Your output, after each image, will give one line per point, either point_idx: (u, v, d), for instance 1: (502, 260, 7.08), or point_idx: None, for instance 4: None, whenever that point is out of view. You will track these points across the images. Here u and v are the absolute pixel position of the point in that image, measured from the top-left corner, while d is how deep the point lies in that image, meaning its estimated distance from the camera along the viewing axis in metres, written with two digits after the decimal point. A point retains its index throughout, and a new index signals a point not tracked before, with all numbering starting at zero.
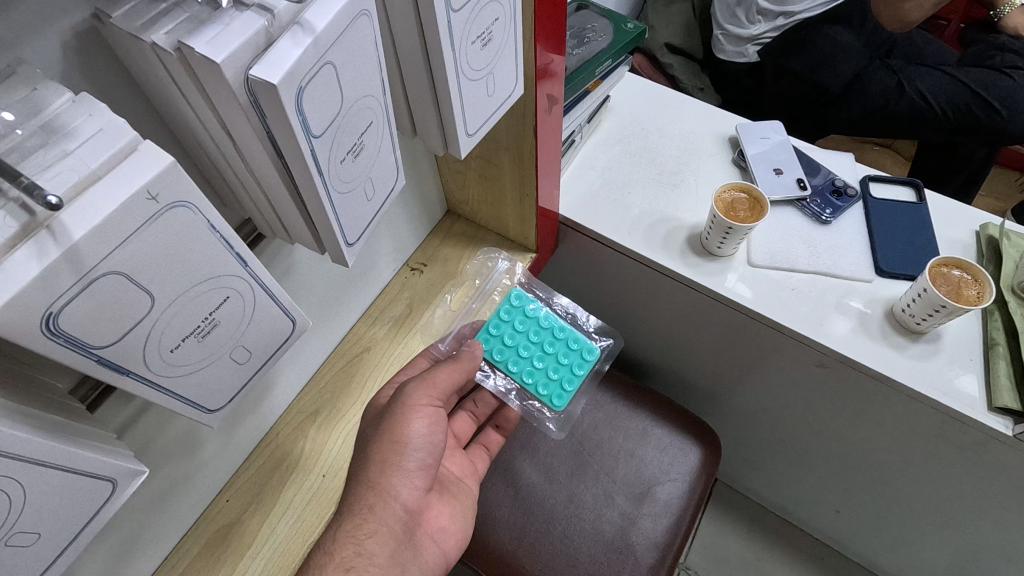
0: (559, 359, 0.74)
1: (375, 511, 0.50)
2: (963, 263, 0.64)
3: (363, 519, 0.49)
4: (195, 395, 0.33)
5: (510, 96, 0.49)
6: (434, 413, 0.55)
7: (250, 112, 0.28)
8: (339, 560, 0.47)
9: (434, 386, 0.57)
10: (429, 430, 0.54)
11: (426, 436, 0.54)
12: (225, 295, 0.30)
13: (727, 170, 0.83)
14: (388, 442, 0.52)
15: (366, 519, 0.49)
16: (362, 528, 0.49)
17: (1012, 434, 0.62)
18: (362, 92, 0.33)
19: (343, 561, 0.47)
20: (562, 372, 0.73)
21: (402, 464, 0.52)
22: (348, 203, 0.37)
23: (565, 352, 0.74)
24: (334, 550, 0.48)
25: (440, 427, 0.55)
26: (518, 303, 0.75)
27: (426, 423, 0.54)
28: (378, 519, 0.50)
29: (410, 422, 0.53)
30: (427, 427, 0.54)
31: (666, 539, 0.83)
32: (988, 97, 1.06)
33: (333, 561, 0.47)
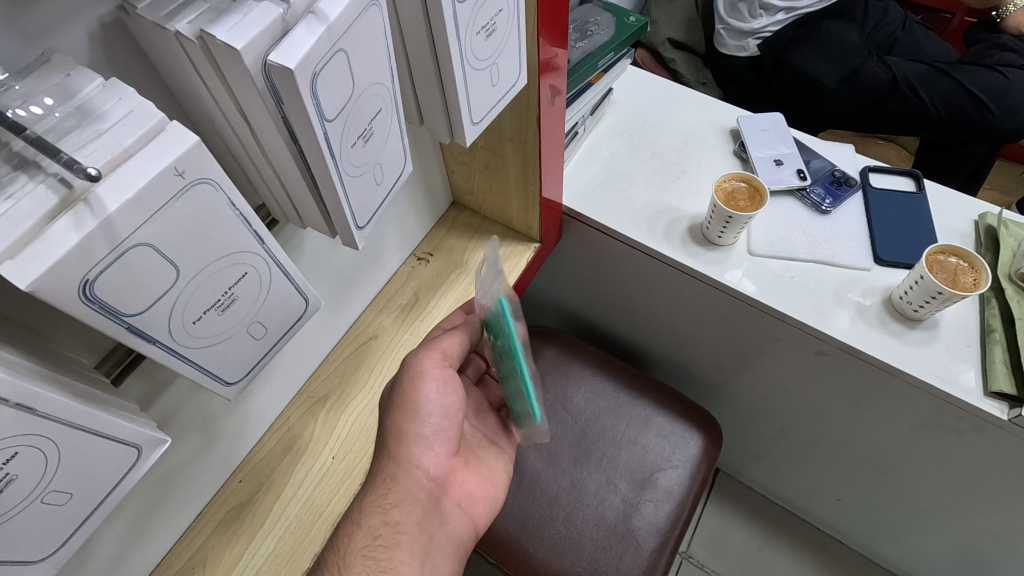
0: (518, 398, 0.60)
1: (399, 480, 0.52)
2: (960, 251, 0.65)
3: (388, 489, 0.51)
4: (214, 368, 0.35)
5: (514, 86, 0.50)
6: (445, 375, 0.55)
7: (267, 96, 0.30)
8: (367, 528, 0.50)
9: (440, 348, 0.56)
10: (441, 395, 0.54)
11: (436, 401, 0.54)
12: (243, 271, 0.32)
13: (728, 161, 0.84)
14: (400, 411, 0.53)
15: (391, 488, 0.52)
16: (387, 497, 0.51)
17: (1007, 418, 0.63)
18: (372, 79, 0.35)
19: (370, 530, 0.50)
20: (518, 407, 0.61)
21: (418, 433, 0.53)
22: (358, 187, 0.39)
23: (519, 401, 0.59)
24: (360, 519, 0.51)
25: (451, 389, 0.55)
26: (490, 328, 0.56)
27: (436, 387, 0.54)
28: (402, 487, 0.52)
29: (420, 390, 0.54)
30: (438, 392, 0.54)
31: (668, 525, 0.85)
32: (982, 94, 1.07)
33: (361, 530, 0.50)
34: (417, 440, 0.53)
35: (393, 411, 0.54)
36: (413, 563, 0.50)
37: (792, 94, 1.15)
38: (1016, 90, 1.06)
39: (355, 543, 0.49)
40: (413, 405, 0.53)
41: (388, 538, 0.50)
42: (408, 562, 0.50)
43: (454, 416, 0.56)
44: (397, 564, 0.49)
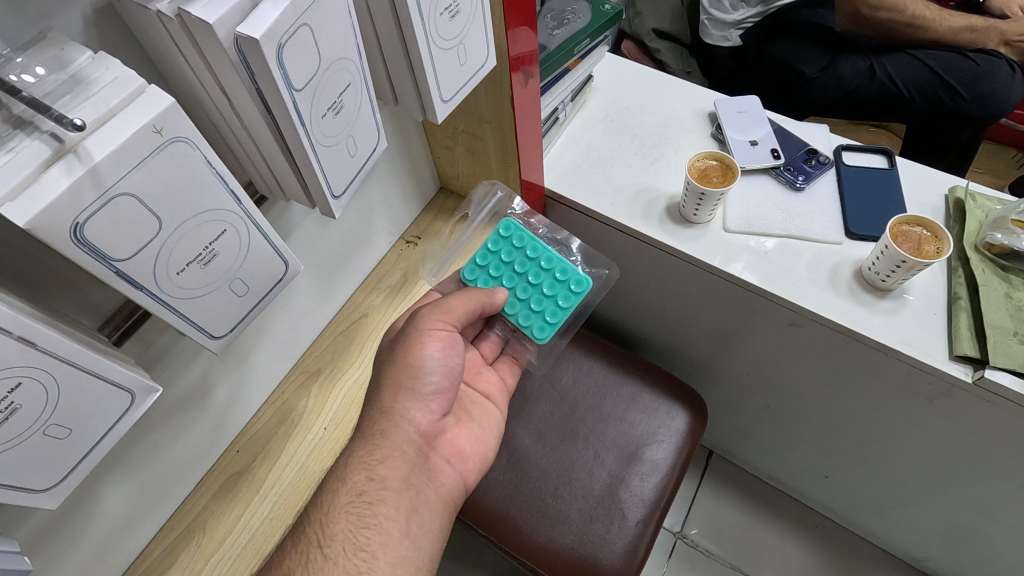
0: (544, 292, 0.69)
1: (388, 436, 0.56)
2: (924, 221, 0.68)
3: (375, 445, 0.55)
4: (201, 320, 0.39)
5: (482, 67, 0.53)
6: (451, 338, 0.60)
7: (240, 68, 0.33)
8: (352, 483, 0.53)
9: (450, 311, 0.61)
10: (444, 354, 0.59)
11: (439, 358, 0.59)
12: (222, 228, 0.36)
13: (706, 143, 0.87)
14: (405, 365, 0.58)
15: (379, 445, 0.55)
16: (375, 453, 0.55)
17: (971, 380, 0.65)
18: (337, 54, 0.38)
19: (356, 484, 0.53)
20: (545, 304, 0.68)
21: (413, 388, 0.58)
22: (331, 155, 0.42)
23: (550, 284, 0.69)
24: (346, 474, 0.54)
25: (457, 350, 0.60)
26: (506, 231, 0.71)
27: (441, 346, 0.59)
28: (391, 444, 0.55)
29: (424, 345, 0.58)
30: (441, 350, 0.59)
31: (653, 497, 0.87)
32: (952, 81, 1.07)
33: (346, 486, 0.53)
34: (405, 397, 0.58)
35: (396, 365, 0.59)
36: (399, 517, 0.53)
37: (774, 82, 1.18)
38: (987, 76, 1.07)
39: (339, 498, 0.53)
40: (419, 359, 0.58)
41: (374, 492, 0.53)
42: (394, 518, 0.53)
43: (454, 377, 0.60)
44: (381, 519, 0.52)
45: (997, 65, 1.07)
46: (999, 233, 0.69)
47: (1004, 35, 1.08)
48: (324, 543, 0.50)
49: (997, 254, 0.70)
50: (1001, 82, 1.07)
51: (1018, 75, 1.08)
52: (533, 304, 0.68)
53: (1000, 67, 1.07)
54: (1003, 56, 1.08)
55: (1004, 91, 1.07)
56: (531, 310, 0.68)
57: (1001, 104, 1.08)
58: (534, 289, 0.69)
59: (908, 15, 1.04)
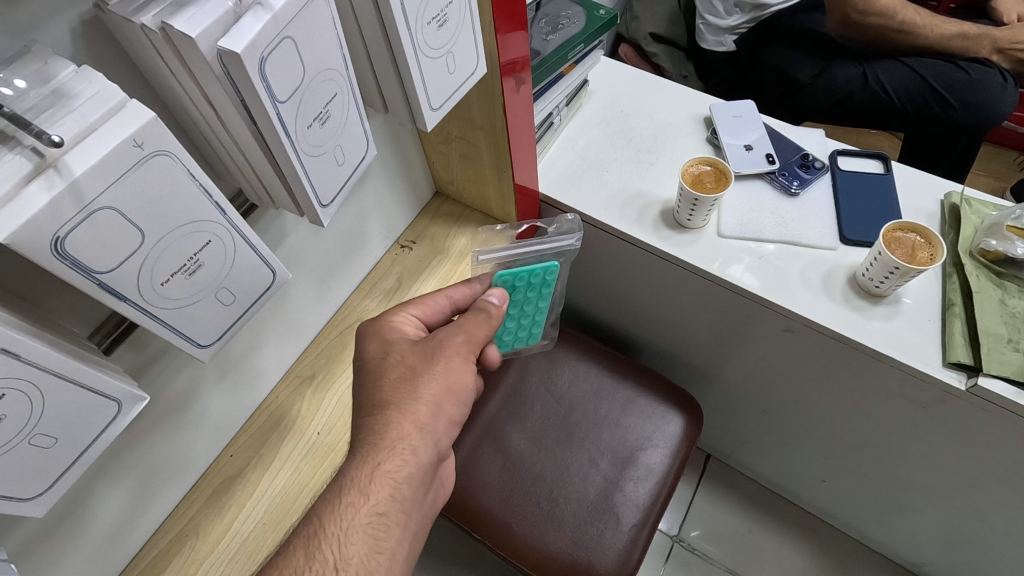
0: (515, 327, 0.76)
1: (417, 455, 0.53)
2: (917, 227, 0.67)
3: (402, 464, 0.52)
4: (187, 329, 0.39)
5: (472, 74, 0.54)
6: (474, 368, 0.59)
7: (224, 81, 0.34)
8: (373, 501, 0.51)
9: (471, 337, 0.59)
10: (472, 385, 0.58)
11: (470, 387, 0.58)
12: (207, 239, 0.36)
13: (701, 148, 0.87)
14: (443, 388, 0.55)
15: (406, 464, 0.52)
16: (400, 471, 0.52)
17: (964, 387, 0.65)
18: (323, 65, 0.38)
19: (377, 504, 0.51)
20: (506, 335, 0.77)
21: (445, 409, 0.55)
22: (318, 165, 0.43)
23: (523, 324, 0.76)
24: (371, 490, 0.51)
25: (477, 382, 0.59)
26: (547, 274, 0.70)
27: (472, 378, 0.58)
28: (417, 464, 0.53)
29: (459, 374, 0.57)
30: (470, 382, 0.58)
31: (648, 503, 0.87)
32: (943, 90, 1.07)
33: (370, 503, 0.50)
34: (435, 414, 0.54)
35: (432, 381, 0.55)
36: (405, 541, 0.52)
37: (769, 88, 1.17)
38: (978, 86, 1.07)
39: (359, 515, 0.50)
40: (455, 386, 0.56)
41: (392, 514, 0.51)
42: (401, 541, 0.52)
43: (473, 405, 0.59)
44: (392, 542, 0.51)
45: (989, 75, 1.07)
46: (994, 239, 0.69)
47: (996, 43, 1.07)
48: (342, 564, 0.48)
49: (992, 260, 0.69)
50: (993, 91, 1.07)
51: (1010, 85, 1.08)
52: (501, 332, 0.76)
53: (992, 76, 1.07)
54: (995, 65, 1.08)
55: (996, 101, 1.07)
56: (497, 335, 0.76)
57: (994, 112, 1.08)
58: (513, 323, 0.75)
59: (898, 22, 1.03)
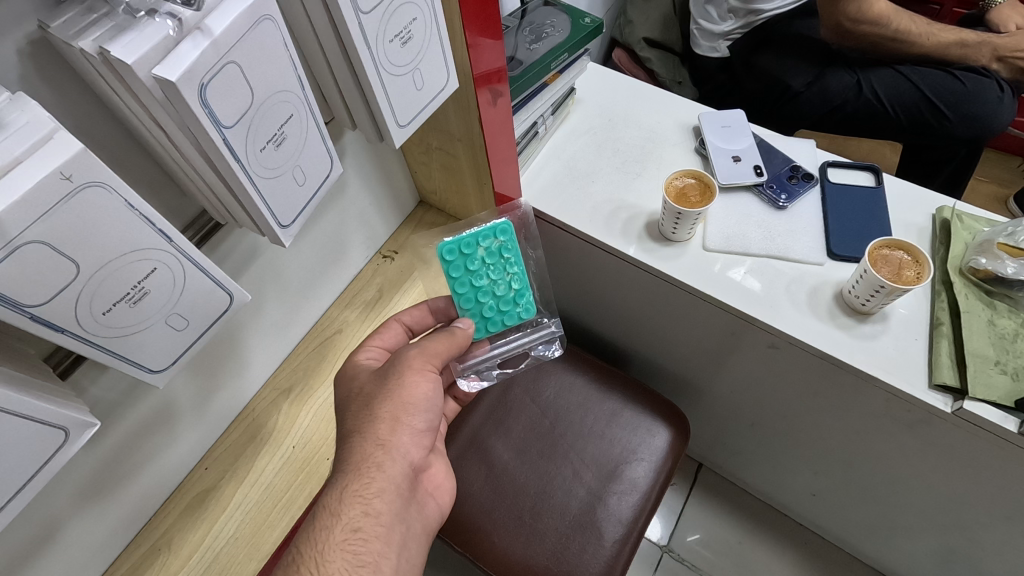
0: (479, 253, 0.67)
1: (383, 469, 0.53)
2: (905, 245, 0.66)
3: (368, 478, 0.52)
4: (136, 356, 0.38)
5: (441, 91, 0.53)
6: (434, 376, 0.60)
7: (165, 106, 0.33)
8: (346, 519, 0.50)
9: (431, 351, 0.60)
10: (431, 393, 0.58)
11: (431, 396, 0.58)
12: (152, 267, 0.35)
13: (688, 157, 0.86)
14: (394, 401, 0.56)
15: (374, 478, 0.52)
16: (369, 487, 0.52)
17: (950, 410, 0.63)
18: (275, 88, 0.38)
19: (350, 520, 0.50)
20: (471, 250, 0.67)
21: (407, 420, 0.56)
22: (274, 186, 0.42)
23: (489, 250, 0.67)
24: (340, 510, 0.51)
25: (439, 392, 0.59)
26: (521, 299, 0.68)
27: (431, 386, 0.58)
28: (385, 477, 0.53)
29: (413, 384, 0.57)
30: (429, 391, 0.58)
31: (631, 517, 0.86)
32: (938, 101, 1.05)
33: (340, 522, 0.50)
34: (396, 426, 0.55)
35: (386, 399, 0.56)
36: (391, 553, 0.51)
37: (761, 96, 1.15)
38: (973, 96, 1.04)
39: (334, 535, 0.49)
40: (408, 397, 0.56)
41: (370, 529, 0.50)
42: (386, 555, 0.50)
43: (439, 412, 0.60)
44: (375, 557, 0.50)
45: (986, 86, 1.04)
46: (985, 257, 0.67)
47: (997, 51, 1.04)
48: None
49: (981, 278, 0.68)
50: (989, 103, 1.05)
51: (1006, 96, 1.06)
52: (466, 252, 0.66)
53: (988, 87, 1.04)
54: (992, 74, 1.05)
55: (990, 113, 1.05)
56: (463, 265, 0.66)
57: (990, 124, 1.06)
58: (477, 258, 0.67)
59: (892, 29, 1.01)
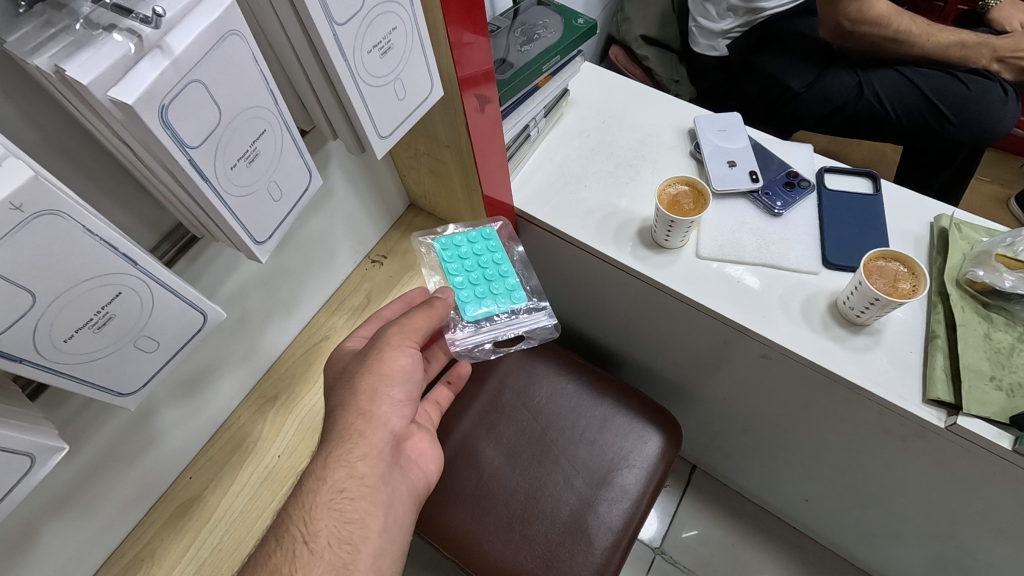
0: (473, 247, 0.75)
1: (365, 435, 0.52)
2: (901, 256, 0.64)
3: (350, 443, 0.51)
4: (103, 380, 0.37)
5: (424, 100, 0.52)
6: (415, 351, 0.58)
7: (126, 126, 0.31)
8: (332, 481, 0.50)
9: (410, 327, 0.59)
10: (411, 365, 0.56)
11: (411, 368, 0.56)
12: (117, 291, 0.34)
13: (683, 162, 0.84)
14: (373, 373, 0.54)
15: (356, 443, 0.51)
16: (352, 451, 0.51)
17: (943, 425, 0.62)
18: (246, 103, 0.36)
19: (335, 483, 0.50)
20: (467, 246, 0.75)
21: (387, 392, 0.54)
22: (247, 204, 0.40)
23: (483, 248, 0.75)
24: (325, 473, 0.50)
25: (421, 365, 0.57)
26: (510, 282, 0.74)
27: (411, 361, 0.56)
28: (367, 443, 0.52)
29: (390, 357, 0.55)
30: (409, 364, 0.56)
31: (621, 524, 0.86)
32: (940, 104, 1.03)
33: (326, 484, 0.50)
34: (377, 395, 0.54)
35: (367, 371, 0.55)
36: (377, 513, 0.50)
37: (761, 95, 1.13)
38: (977, 100, 1.02)
39: (321, 496, 0.49)
40: (387, 368, 0.55)
41: (355, 489, 0.50)
42: (373, 514, 0.50)
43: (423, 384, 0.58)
44: (361, 515, 0.49)
45: (989, 90, 1.02)
46: (982, 269, 0.66)
47: (996, 51, 1.02)
48: (310, 540, 0.47)
49: (979, 290, 0.66)
50: (994, 107, 1.02)
51: (1011, 99, 1.03)
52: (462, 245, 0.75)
53: (992, 90, 1.02)
54: (995, 77, 1.03)
55: (994, 117, 1.02)
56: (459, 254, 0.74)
57: (993, 128, 1.03)
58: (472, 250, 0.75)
59: (892, 30, 0.99)
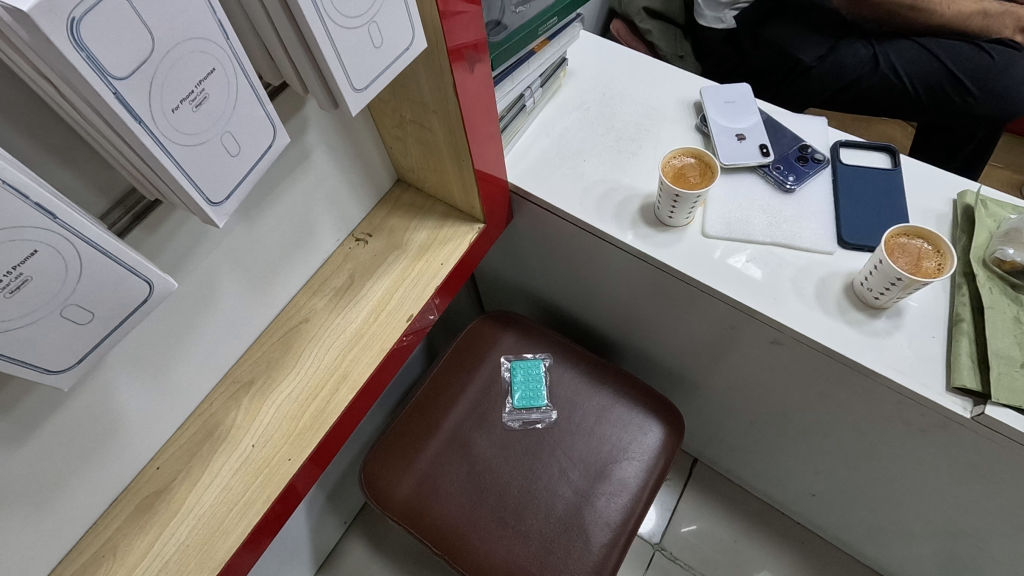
0: None
1: None
2: (925, 233, 0.60)
3: None
4: (27, 355, 0.32)
5: (406, 51, 0.47)
6: None
7: (33, 48, 0.27)
8: None
9: None
10: None
11: None
12: (33, 249, 0.29)
13: (689, 136, 0.79)
14: None
15: None
16: None
17: (969, 416, 0.57)
18: (188, 32, 0.31)
19: None
20: None
21: None
22: (197, 157, 0.35)
23: None
24: None
25: None
26: None
27: None
28: None
29: None
30: None
31: (620, 519, 0.81)
32: (962, 75, 0.99)
33: None
34: None
35: None
36: None
37: (771, 70, 1.08)
38: (1000, 71, 0.98)
39: None
40: None
41: None
42: None
43: None
44: None
45: (1012, 59, 0.98)
46: (1012, 248, 0.61)
47: (1020, 21, 0.98)
48: None
49: (1007, 270, 0.62)
50: (1018, 79, 0.98)
51: None
52: None
53: (1016, 61, 0.98)
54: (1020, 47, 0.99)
55: (1017, 89, 0.99)
56: None
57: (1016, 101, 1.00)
58: None
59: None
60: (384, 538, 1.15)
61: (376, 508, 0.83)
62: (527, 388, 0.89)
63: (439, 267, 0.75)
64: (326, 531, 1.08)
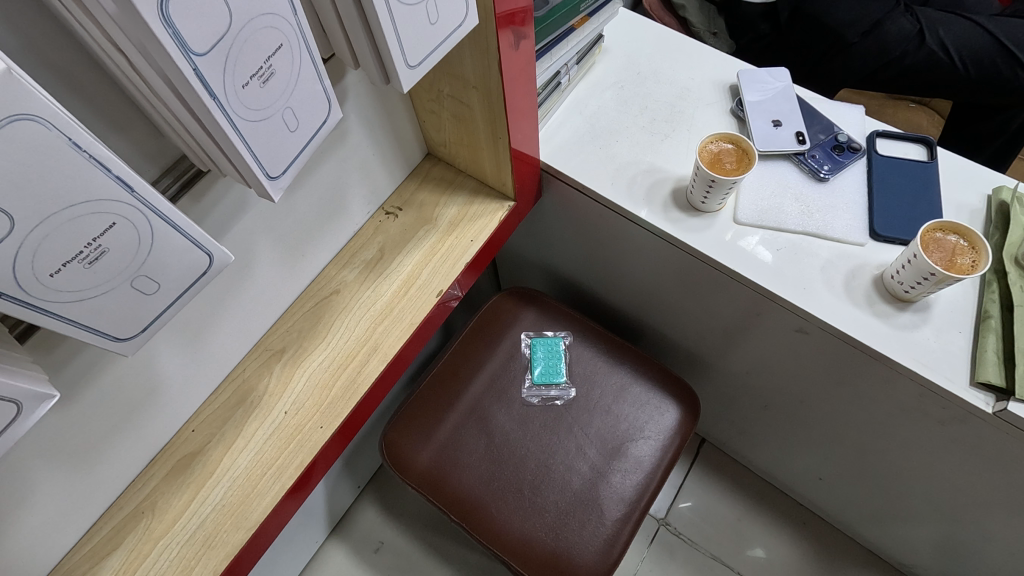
0: None
1: None
2: (961, 229, 0.60)
3: None
4: (96, 322, 0.33)
5: (458, 27, 0.46)
6: None
7: (121, 24, 0.27)
8: None
9: None
10: None
11: None
12: (111, 221, 0.30)
13: (723, 119, 0.78)
14: None
15: None
16: None
17: (991, 410, 0.59)
18: (262, 8, 0.31)
19: None
20: None
21: None
22: (261, 132, 0.36)
23: None
24: None
25: None
26: None
27: None
28: None
29: None
30: None
31: (634, 496, 0.83)
32: (1014, 48, 0.98)
33: None
34: None
35: None
36: None
37: (808, 48, 1.07)
38: None
39: None
40: None
41: None
42: None
43: None
44: None
45: None
46: None
47: None
48: None
49: None
50: None
51: None
52: None
53: None
54: None
55: None
56: None
57: None
58: None
59: None
60: (397, 504, 1.18)
61: (397, 475, 0.86)
62: (547, 364, 0.91)
63: (467, 244, 0.75)
64: (341, 494, 1.11)
